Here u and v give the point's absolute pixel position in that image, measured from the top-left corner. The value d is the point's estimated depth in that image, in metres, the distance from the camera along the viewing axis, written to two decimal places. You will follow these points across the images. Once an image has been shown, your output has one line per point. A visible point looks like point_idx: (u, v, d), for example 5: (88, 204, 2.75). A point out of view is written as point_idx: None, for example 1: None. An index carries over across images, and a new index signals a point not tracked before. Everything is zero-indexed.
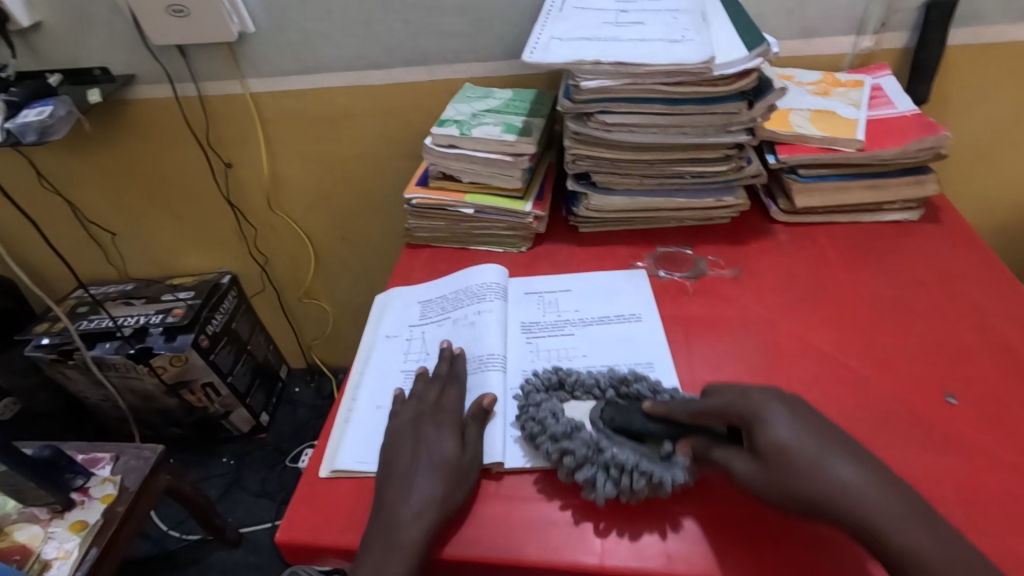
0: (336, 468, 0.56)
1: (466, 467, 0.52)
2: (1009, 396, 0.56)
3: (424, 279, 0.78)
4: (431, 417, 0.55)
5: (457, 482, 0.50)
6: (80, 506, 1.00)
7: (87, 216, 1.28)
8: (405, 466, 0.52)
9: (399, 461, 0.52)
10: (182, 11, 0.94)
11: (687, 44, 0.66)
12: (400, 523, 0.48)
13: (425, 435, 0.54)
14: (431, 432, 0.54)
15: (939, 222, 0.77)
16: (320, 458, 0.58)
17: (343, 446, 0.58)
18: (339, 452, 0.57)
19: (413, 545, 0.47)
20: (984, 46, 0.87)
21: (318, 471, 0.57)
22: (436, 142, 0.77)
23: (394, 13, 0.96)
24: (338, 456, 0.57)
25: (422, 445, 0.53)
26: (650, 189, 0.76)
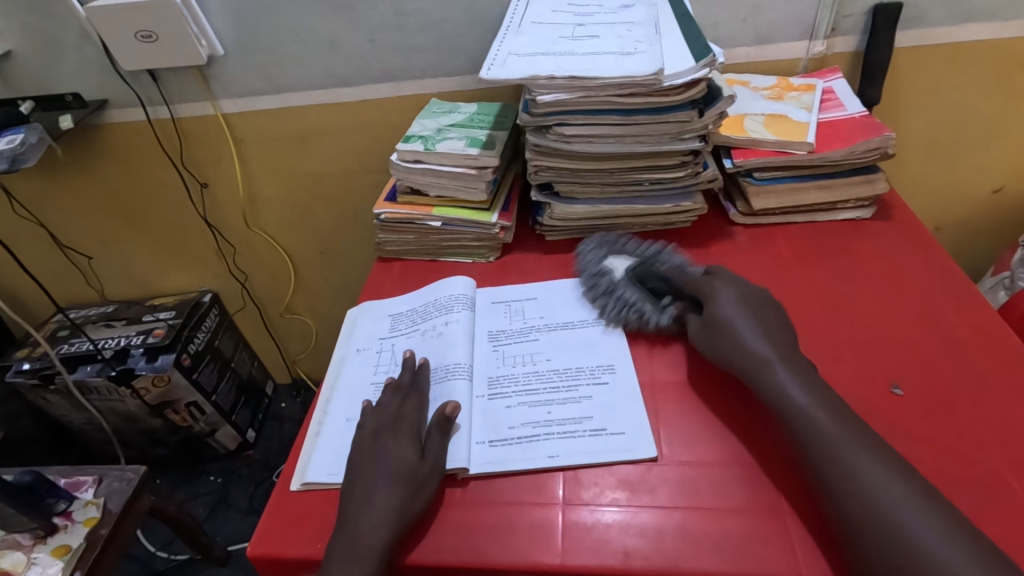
0: (306, 481, 0.57)
1: (427, 475, 0.53)
2: (953, 384, 0.58)
3: (395, 292, 0.79)
4: (390, 430, 0.56)
5: (418, 491, 0.52)
6: (62, 531, 1.00)
7: (64, 240, 1.29)
8: (366, 479, 0.53)
9: (361, 474, 0.53)
10: (150, 37, 0.95)
11: (639, 56, 0.68)
12: (366, 534, 0.49)
13: (384, 448, 0.55)
14: (391, 443, 0.55)
15: (891, 219, 0.79)
16: (290, 472, 0.59)
17: (314, 459, 0.59)
18: (309, 465, 0.58)
19: (374, 553, 0.48)
20: (930, 47, 0.90)
21: (288, 484, 0.58)
22: (402, 158, 0.79)
23: (361, 32, 0.98)
24: (307, 470, 0.58)
25: (383, 457, 0.54)
26: (612, 197, 0.79)
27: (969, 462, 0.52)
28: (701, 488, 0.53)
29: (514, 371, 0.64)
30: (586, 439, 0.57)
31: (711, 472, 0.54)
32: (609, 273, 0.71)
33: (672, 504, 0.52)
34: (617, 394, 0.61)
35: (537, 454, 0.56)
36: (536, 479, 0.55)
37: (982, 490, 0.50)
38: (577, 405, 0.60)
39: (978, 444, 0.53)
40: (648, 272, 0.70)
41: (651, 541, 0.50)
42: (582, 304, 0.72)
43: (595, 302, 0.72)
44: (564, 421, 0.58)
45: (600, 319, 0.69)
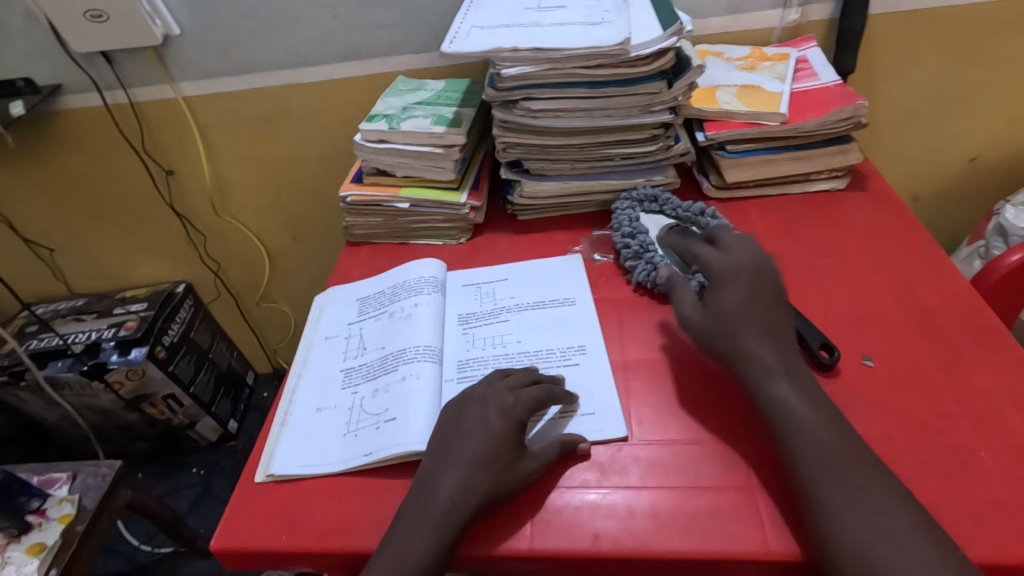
0: (272, 473, 0.56)
1: (513, 453, 0.51)
2: (923, 354, 0.58)
3: (364, 277, 0.78)
4: (500, 401, 0.53)
5: (497, 467, 0.49)
6: (37, 529, 0.98)
7: (27, 233, 1.25)
8: (444, 448, 0.51)
9: (442, 445, 0.51)
10: (101, 16, 0.91)
11: (605, 26, 0.66)
12: (438, 503, 0.48)
13: (469, 421, 0.52)
14: (483, 417, 0.52)
15: (864, 190, 0.79)
16: (255, 463, 0.58)
17: (280, 451, 0.57)
18: (275, 457, 0.57)
19: (445, 531, 0.47)
20: (905, 14, 0.89)
21: (252, 475, 0.57)
22: (366, 138, 0.77)
23: (323, 8, 0.94)
24: (273, 461, 0.57)
25: (463, 430, 0.52)
26: (582, 173, 0.77)
27: (938, 432, 0.52)
28: (671, 466, 0.52)
29: (483, 353, 0.63)
30: (557, 421, 0.56)
31: (682, 450, 0.53)
32: (643, 234, 0.70)
33: (642, 484, 0.51)
34: (586, 374, 0.60)
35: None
36: None
37: (950, 460, 0.50)
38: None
39: (947, 413, 0.53)
40: (686, 236, 0.68)
41: (621, 522, 0.49)
42: (555, 284, 0.70)
43: (567, 281, 0.71)
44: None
45: (571, 299, 0.68)
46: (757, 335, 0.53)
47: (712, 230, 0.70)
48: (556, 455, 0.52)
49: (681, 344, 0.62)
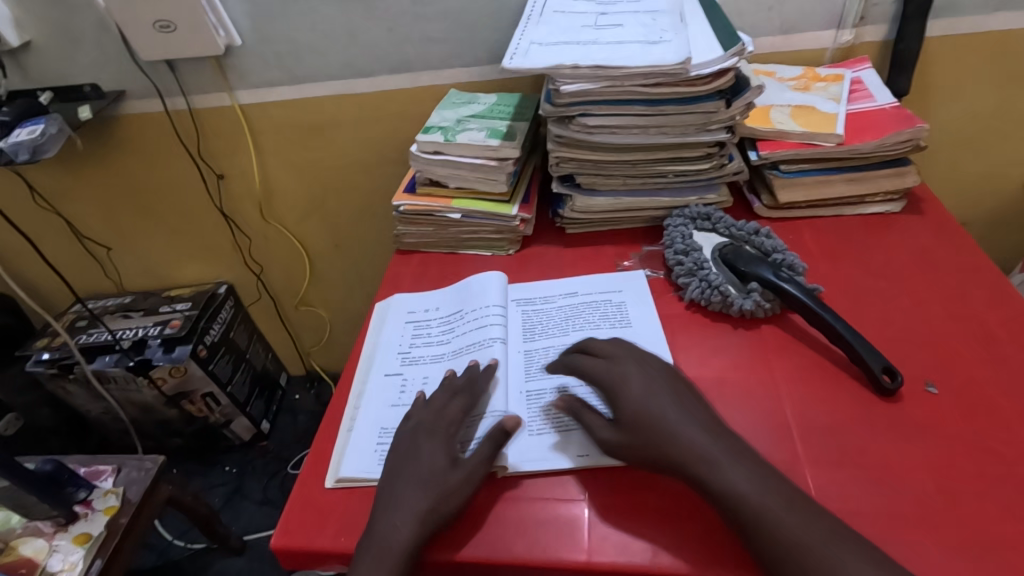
0: (341, 477, 0.56)
1: (445, 466, 0.52)
2: (990, 382, 0.57)
3: (414, 284, 0.79)
4: (429, 422, 0.56)
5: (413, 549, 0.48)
6: (83, 519, 1.01)
7: (83, 231, 1.29)
8: (393, 515, 0.50)
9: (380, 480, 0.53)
10: (168, 27, 0.95)
11: (665, 45, 0.67)
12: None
13: (400, 452, 0.54)
14: (415, 443, 0.55)
15: (920, 214, 0.78)
16: (324, 469, 0.58)
17: (346, 456, 0.58)
18: (343, 460, 0.58)
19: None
20: (963, 36, 0.88)
21: (322, 481, 0.57)
22: (422, 149, 0.78)
23: (378, 22, 0.97)
24: (341, 466, 0.57)
25: (394, 506, 0.50)
26: (634, 190, 0.78)
27: (1007, 463, 0.51)
28: None
29: (551, 364, 0.63)
30: None
31: None
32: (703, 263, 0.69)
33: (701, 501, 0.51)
34: None
35: (565, 455, 0.55)
36: (562, 474, 0.54)
37: (1020, 491, 0.49)
38: None
39: (1016, 443, 0.52)
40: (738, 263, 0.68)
41: (682, 544, 0.48)
42: (613, 301, 0.70)
43: (629, 298, 0.70)
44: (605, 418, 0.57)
45: (627, 321, 0.67)
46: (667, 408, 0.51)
47: (767, 250, 0.70)
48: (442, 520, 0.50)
49: (736, 362, 0.62)
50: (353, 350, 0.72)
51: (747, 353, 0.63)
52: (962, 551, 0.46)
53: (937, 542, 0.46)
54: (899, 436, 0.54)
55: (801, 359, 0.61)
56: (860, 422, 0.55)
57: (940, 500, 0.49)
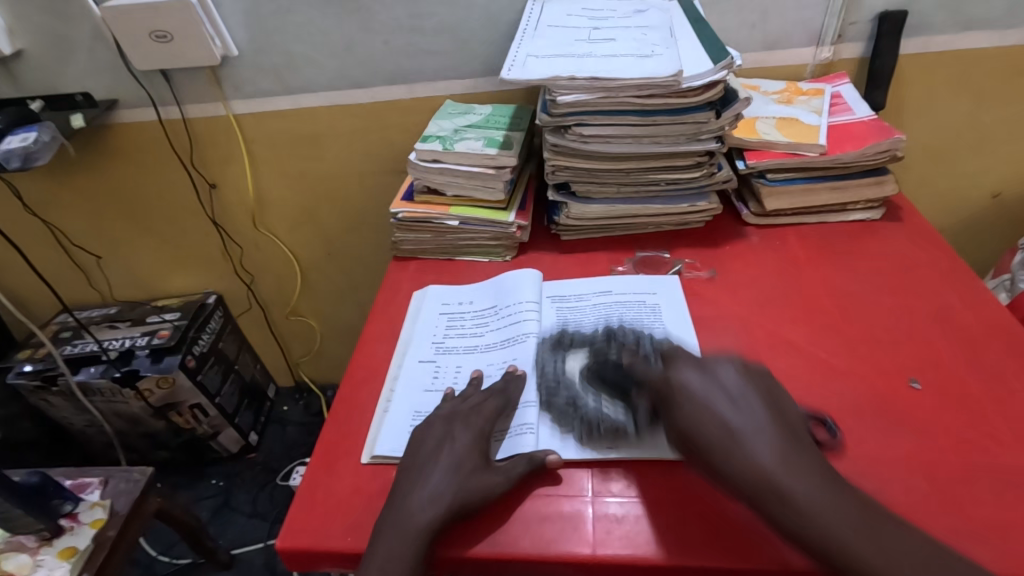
0: (376, 454, 0.58)
1: (479, 463, 0.53)
2: (970, 378, 0.59)
3: (412, 290, 0.80)
4: (466, 415, 0.57)
5: (431, 537, 0.49)
6: (69, 533, 0.99)
7: (70, 240, 1.28)
8: (410, 506, 0.50)
9: (411, 461, 0.54)
10: (165, 36, 0.96)
11: (657, 58, 0.70)
12: None
13: (435, 438, 0.55)
14: (451, 432, 0.56)
15: (899, 221, 0.81)
16: (361, 443, 0.60)
17: (382, 434, 0.60)
18: (379, 438, 0.60)
19: None
20: (934, 54, 0.93)
21: (357, 455, 0.59)
22: (420, 157, 0.80)
23: (375, 34, 0.99)
24: (377, 443, 0.59)
25: (414, 498, 0.51)
26: (627, 197, 0.80)
27: (986, 452, 0.53)
28: None
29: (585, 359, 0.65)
30: (651, 429, 0.57)
31: None
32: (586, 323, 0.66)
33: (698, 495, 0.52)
34: None
35: (595, 444, 0.56)
36: (564, 471, 0.55)
37: (1000, 477, 0.51)
38: None
39: (995, 434, 0.55)
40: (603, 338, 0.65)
41: (683, 538, 0.50)
42: (635, 300, 0.72)
43: (664, 301, 0.72)
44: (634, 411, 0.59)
45: (660, 323, 0.69)
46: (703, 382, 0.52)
47: None
48: (463, 510, 0.51)
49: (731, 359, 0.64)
50: (356, 350, 0.72)
51: (741, 353, 0.65)
52: (948, 537, 0.48)
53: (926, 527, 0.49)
54: (887, 430, 0.56)
55: (794, 358, 0.64)
56: (852, 419, 0.57)
57: (928, 490, 0.51)
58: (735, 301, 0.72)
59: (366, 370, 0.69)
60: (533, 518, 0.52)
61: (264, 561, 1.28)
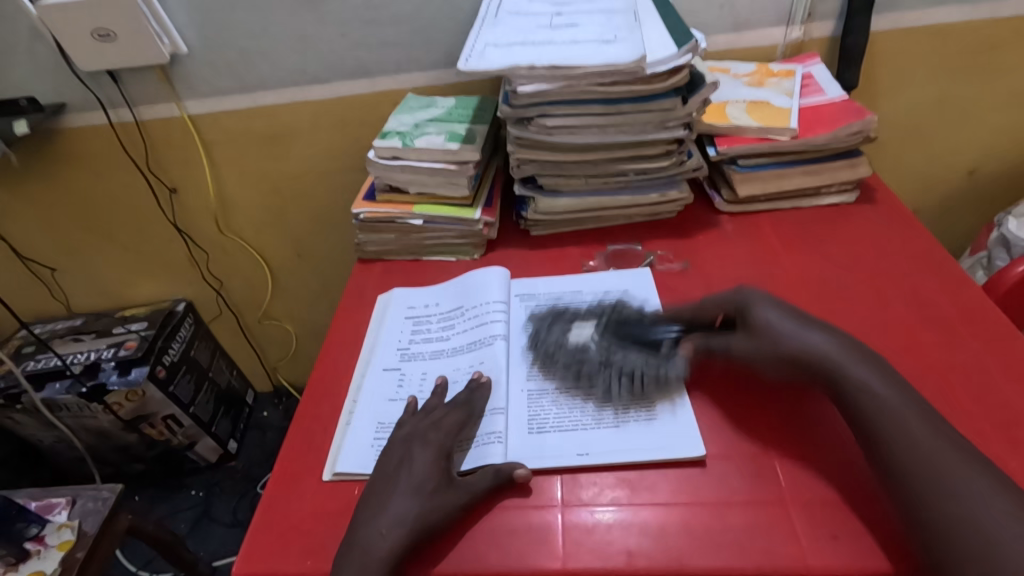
0: (337, 471, 0.55)
1: (440, 481, 0.51)
2: (947, 365, 0.58)
3: (376, 293, 0.77)
4: (426, 433, 0.54)
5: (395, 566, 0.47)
6: (35, 556, 0.95)
7: (26, 252, 1.23)
8: (371, 536, 0.48)
9: (373, 486, 0.52)
10: (107, 35, 0.91)
11: (620, 44, 0.67)
12: None
13: (395, 460, 0.53)
14: (410, 451, 0.53)
15: (874, 203, 0.80)
16: (322, 460, 0.58)
17: (344, 450, 0.57)
18: (341, 454, 0.57)
19: None
20: (906, 31, 0.91)
21: (319, 473, 0.57)
22: (379, 155, 0.76)
23: (331, 26, 0.94)
24: (338, 460, 0.56)
25: (376, 527, 0.48)
26: (596, 190, 0.77)
27: None
28: (700, 481, 0.52)
29: (555, 360, 0.63)
30: (623, 432, 0.55)
31: (712, 466, 0.53)
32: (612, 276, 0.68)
33: (672, 500, 0.51)
34: (657, 390, 0.58)
35: (565, 453, 0.54)
36: (533, 482, 0.53)
37: None
38: (621, 401, 0.58)
39: (973, 423, 0.53)
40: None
41: (657, 546, 0.48)
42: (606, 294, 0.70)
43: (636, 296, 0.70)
44: (605, 416, 0.57)
45: None
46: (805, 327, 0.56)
47: None
48: (428, 533, 0.48)
49: None
50: (318, 359, 0.69)
51: None
52: None
53: None
54: None
55: None
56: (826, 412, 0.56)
57: None
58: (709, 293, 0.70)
59: (328, 380, 0.66)
60: (505, 535, 0.50)
61: None
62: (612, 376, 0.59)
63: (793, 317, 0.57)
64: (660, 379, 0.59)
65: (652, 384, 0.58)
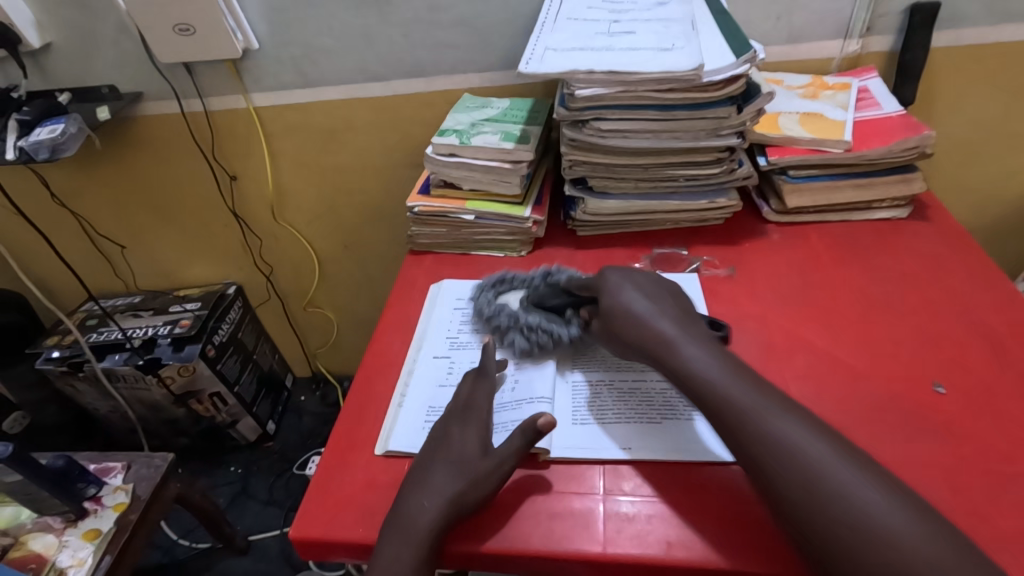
0: (390, 449, 0.58)
1: (478, 454, 0.53)
2: (997, 383, 0.58)
3: (427, 284, 0.80)
4: (467, 412, 0.57)
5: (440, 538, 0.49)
6: (92, 515, 1.01)
7: (96, 230, 1.31)
8: (416, 510, 0.50)
9: (420, 462, 0.55)
10: (188, 30, 0.97)
11: (677, 52, 0.68)
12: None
13: (441, 437, 0.56)
14: (455, 430, 0.56)
15: (927, 219, 0.79)
16: (374, 437, 0.61)
17: (396, 429, 0.60)
18: (393, 433, 0.60)
19: None
20: (968, 47, 0.89)
21: (371, 448, 0.60)
22: (437, 151, 0.80)
23: (393, 27, 0.98)
24: (391, 438, 0.59)
25: (422, 501, 0.51)
26: (646, 194, 0.79)
27: (1014, 461, 0.52)
28: (742, 480, 0.52)
29: (599, 357, 0.65)
30: (666, 429, 0.57)
31: None
32: (505, 307, 0.68)
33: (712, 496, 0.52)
34: None
35: (608, 445, 0.56)
36: (577, 470, 0.55)
37: None
38: (665, 398, 0.59)
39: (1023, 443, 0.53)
40: (543, 293, 0.68)
41: (697, 538, 0.49)
42: None
43: None
44: (647, 412, 0.58)
45: None
46: (633, 293, 0.60)
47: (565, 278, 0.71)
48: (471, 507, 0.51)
49: (751, 362, 0.63)
50: (370, 343, 0.72)
51: (759, 353, 0.64)
52: None
53: None
54: (908, 438, 0.54)
55: (813, 359, 0.63)
56: (869, 423, 0.56)
57: (948, 500, 0.50)
58: (754, 300, 0.71)
59: (381, 363, 0.69)
60: (552, 518, 0.52)
61: (281, 548, 1.31)
62: (516, 333, 0.65)
63: (652, 296, 0.60)
64: (556, 338, 0.64)
65: (547, 340, 0.64)
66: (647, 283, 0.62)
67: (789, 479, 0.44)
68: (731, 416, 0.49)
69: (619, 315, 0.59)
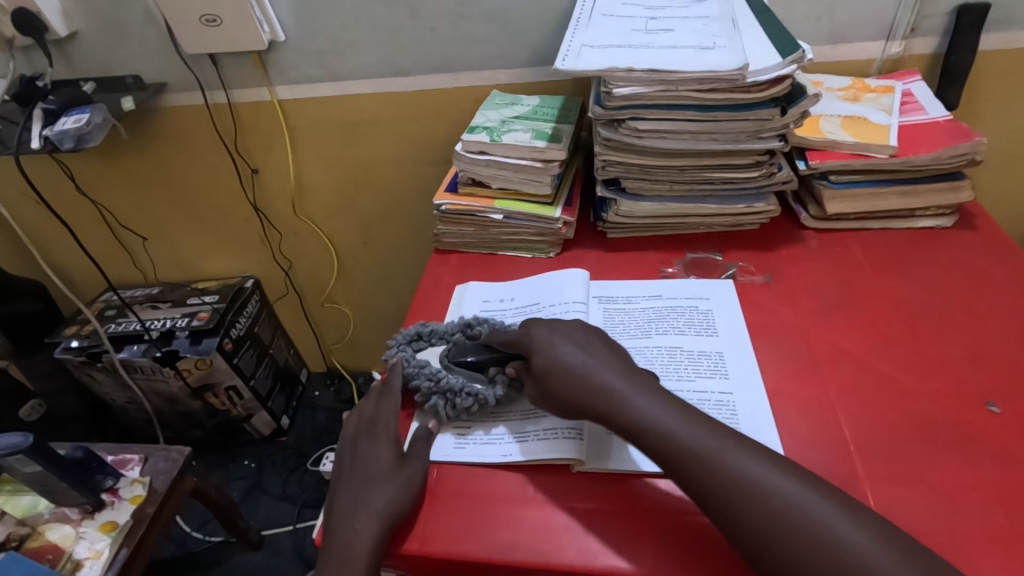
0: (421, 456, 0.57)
1: (394, 462, 0.55)
2: None
3: (453, 285, 0.78)
4: (378, 425, 0.58)
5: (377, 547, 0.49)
6: (109, 507, 1.01)
7: (117, 220, 1.31)
8: (351, 529, 0.50)
9: (344, 482, 0.55)
10: (214, 21, 0.96)
11: (720, 51, 0.66)
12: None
13: (355, 455, 0.56)
14: (368, 445, 0.57)
15: (972, 229, 0.76)
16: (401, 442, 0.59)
17: None
18: None
19: None
20: (1016, 51, 0.86)
21: None
22: (466, 149, 0.78)
23: (422, 21, 0.97)
24: None
25: (358, 522, 0.51)
26: (680, 196, 0.77)
27: None
28: None
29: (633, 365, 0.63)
30: None
31: None
32: (428, 352, 0.65)
33: None
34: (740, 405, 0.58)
35: (643, 458, 0.54)
36: (611, 481, 0.54)
37: None
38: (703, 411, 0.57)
39: None
40: (474, 333, 0.66)
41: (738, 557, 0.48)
42: (685, 299, 0.70)
43: (717, 306, 0.69)
44: None
45: (713, 330, 0.66)
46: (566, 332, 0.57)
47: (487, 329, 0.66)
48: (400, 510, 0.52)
49: (792, 374, 0.61)
50: (397, 343, 0.71)
51: (799, 364, 0.62)
52: None
53: (1000, 560, 0.46)
54: (961, 458, 0.52)
55: (857, 372, 0.60)
56: (919, 442, 0.54)
57: (1006, 526, 0.47)
58: (793, 309, 0.68)
59: None
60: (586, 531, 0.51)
61: (294, 544, 1.30)
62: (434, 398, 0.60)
63: (580, 346, 0.56)
64: (477, 401, 0.59)
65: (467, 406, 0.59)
66: (572, 331, 0.58)
67: (753, 513, 0.43)
68: (710, 441, 0.47)
69: (549, 347, 0.56)
